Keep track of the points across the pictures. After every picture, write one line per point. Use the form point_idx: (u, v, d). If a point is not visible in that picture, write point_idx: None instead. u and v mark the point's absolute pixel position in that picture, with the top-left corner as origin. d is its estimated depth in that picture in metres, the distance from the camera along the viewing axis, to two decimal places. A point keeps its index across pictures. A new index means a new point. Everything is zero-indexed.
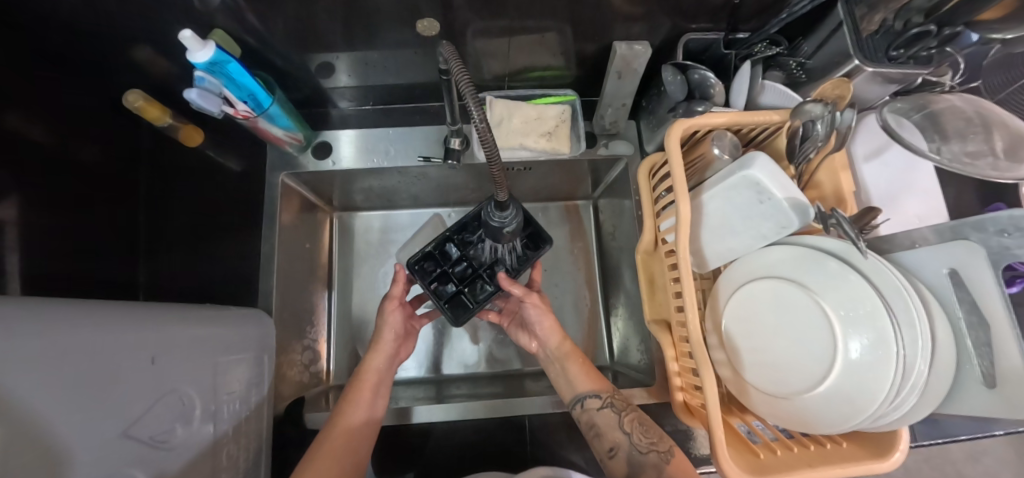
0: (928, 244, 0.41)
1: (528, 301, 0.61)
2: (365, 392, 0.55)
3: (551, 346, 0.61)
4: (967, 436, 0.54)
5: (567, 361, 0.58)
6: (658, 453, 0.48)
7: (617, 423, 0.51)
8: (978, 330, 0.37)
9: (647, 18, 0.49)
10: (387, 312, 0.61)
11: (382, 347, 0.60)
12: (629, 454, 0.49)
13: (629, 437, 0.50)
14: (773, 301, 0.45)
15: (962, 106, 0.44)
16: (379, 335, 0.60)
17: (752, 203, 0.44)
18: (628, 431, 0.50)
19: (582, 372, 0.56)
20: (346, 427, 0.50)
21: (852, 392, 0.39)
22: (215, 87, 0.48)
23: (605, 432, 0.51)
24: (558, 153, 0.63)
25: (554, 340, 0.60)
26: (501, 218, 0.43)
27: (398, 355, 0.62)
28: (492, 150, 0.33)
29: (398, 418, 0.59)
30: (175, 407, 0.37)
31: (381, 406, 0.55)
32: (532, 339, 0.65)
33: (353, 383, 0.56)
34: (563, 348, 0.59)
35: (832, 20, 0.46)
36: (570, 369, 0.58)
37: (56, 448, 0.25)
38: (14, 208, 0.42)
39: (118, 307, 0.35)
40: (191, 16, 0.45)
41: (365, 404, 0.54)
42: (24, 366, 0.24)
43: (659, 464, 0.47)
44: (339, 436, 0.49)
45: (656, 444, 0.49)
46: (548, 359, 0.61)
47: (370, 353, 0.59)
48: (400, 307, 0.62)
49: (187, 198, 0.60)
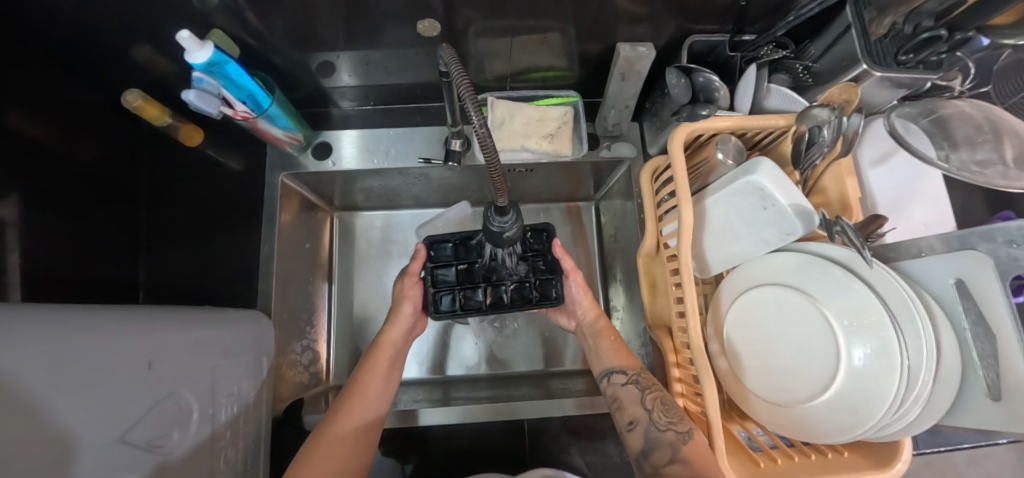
0: (934, 253, 0.40)
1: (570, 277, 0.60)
2: (383, 361, 0.55)
3: (587, 323, 0.61)
4: (970, 445, 0.54)
5: (599, 338, 0.59)
6: (676, 432, 0.45)
7: (640, 399, 0.50)
8: (983, 342, 0.36)
9: (652, 19, 0.48)
10: (407, 287, 0.59)
11: (399, 317, 0.58)
12: (646, 430, 0.47)
13: (650, 414, 0.48)
14: (776, 308, 0.44)
15: (972, 112, 0.43)
16: (397, 306, 0.59)
17: (756, 209, 0.43)
18: (650, 407, 0.48)
19: (614, 347, 0.56)
20: (361, 398, 0.51)
21: (856, 403, 0.39)
22: (213, 87, 0.47)
23: (627, 406, 0.50)
24: (560, 155, 0.62)
25: (590, 316, 0.61)
26: (501, 224, 0.42)
27: (414, 326, 0.61)
28: (492, 155, 0.32)
29: (399, 421, 0.58)
30: (171, 412, 0.37)
31: (397, 372, 0.57)
32: (569, 318, 0.65)
33: (370, 351, 0.56)
34: (597, 325, 0.59)
35: (838, 24, 0.45)
36: (601, 345, 0.58)
37: (50, 460, 0.25)
38: (15, 209, 0.42)
39: (113, 313, 0.35)
40: (189, 16, 0.45)
41: (381, 377, 0.54)
42: (17, 376, 0.24)
43: (674, 443, 0.44)
44: (356, 402, 0.50)
45: (675, 423, 0.46)
46: (583, 335, 0.62)
47: (386, 325, 0.58)
48: (419, 284, 0.59)
49: (184, 196, 0.59)
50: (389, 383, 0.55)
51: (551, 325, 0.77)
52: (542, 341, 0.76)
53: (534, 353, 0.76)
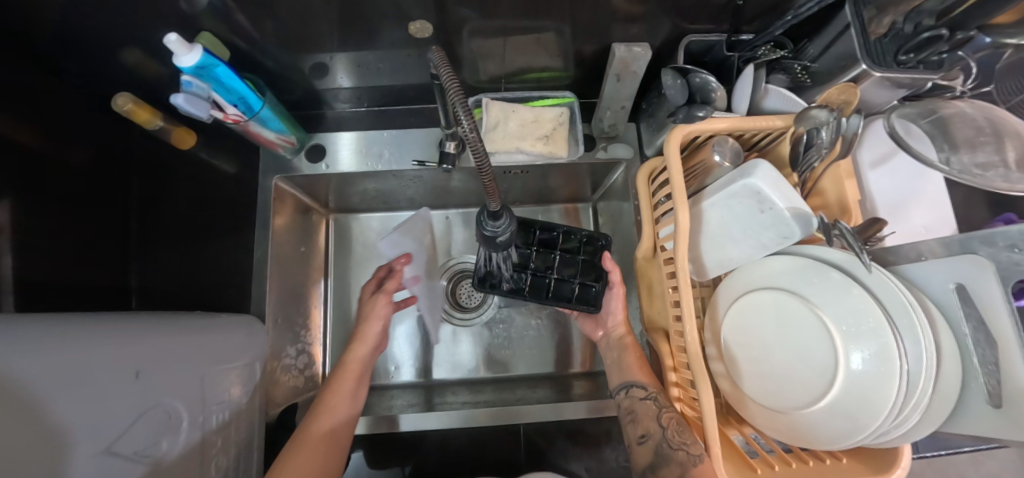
0: (935, 257, 0.39)
1: (614, 288, 0.61)
2: (348, 380, 0.55)
3: (615, 336, 0.61)
4: (972, 448, 0.53)
5: (624, 351, 0.58)
6: (687, 453, 0.43)
7: (656, 414, 0.49)
8: (984, 348, 0.35)
9: (646, 19, 0.47)
10: (377, 306, 0.61)
11: (367, 335, 0.59)
12: (658, 445, 0.47)
13: (664, 431, 0.47)
14: (774, 312, 0.44)
15: (972, 113, 0.42)
16: (366, 325, 0.60)
17: (752, 212, 0.42)
18: (664, 425, 0.47)
19: (638, 363, 0.55)
20: (330, 412, 0.50)
21: (854, 409, 0.38)
22: (203, 91, 0.46)
23: (642, 420, 0.50)
24: (555, 157, 0.61)
25: (618, 331, 0.61)
26: (494, 228, 0.42)
27: (381, 346, 0.62)
28: (482, 158, 0.32)
29: (371, 427, 0.59)
30: (159, 421, 0.36)
31: (363, 388, 0.56)
32: (596, 327, 0.64)
33: (336, 372, 0.56)
34: (625, 339, 0.58)
35: (838, 23, 0.45)
36: (625, 358, 0.58)
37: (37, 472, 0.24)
38: (7, 212, 0.41)
39: (97, 322, 0.34)
40: (177, 19, 0.44)
41: (348, 394, 0.54)
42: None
43: (685, 463, 0.43)
44: (324, 420, 0.49)
45: (688, 444, 0.44)
46: (607, 346, 0.62)
47: (353, 344, 0.59)
48: (390, 303, 0.62)
49: (176, 199, 0.58)
50: (356, 400, 0.54)
51: (548, 327, 0.76)
52: (537, 343, 0.75)
53: (531, 357, 0.75)
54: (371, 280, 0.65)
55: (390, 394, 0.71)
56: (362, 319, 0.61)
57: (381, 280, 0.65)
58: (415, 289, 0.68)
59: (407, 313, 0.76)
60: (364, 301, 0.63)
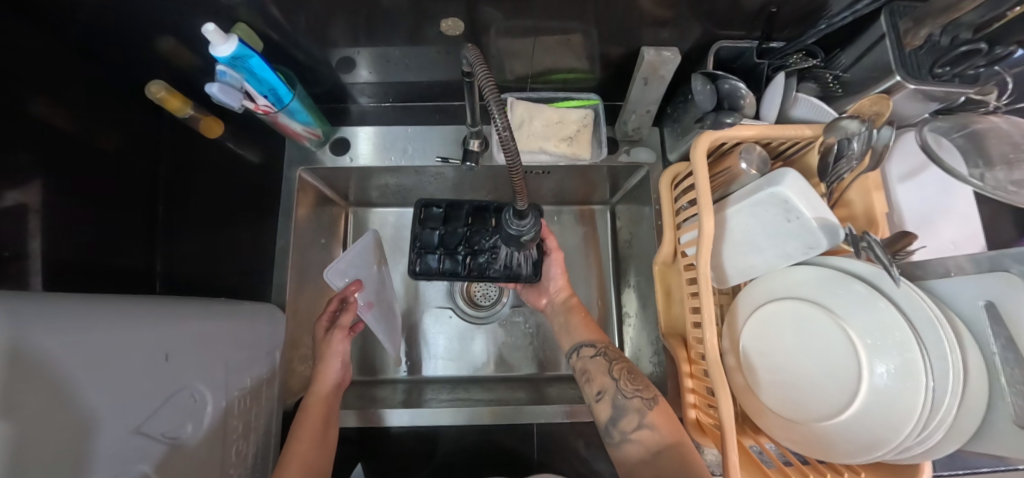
0: (962, 273, 0.40)
1: (551, 255, 0.66)
2: (314, 424, 0.53)
3: (559, 300, 0.67)
4: (992, 471, 0.52)
5: (570, 313, 0.64)
6: (642, 400, 0.50)
7: (606, 369, 0.54)
8: (1013, 367, 0.34)
9: (677, 24, 0.47)
10: (335, 342, 0.60)
11: (326, 373, 0.58)
12: (613, 398, 0.51)
13: (617, 383, 0.52)
14: (794, 323, 0.44)
15: (1010, 129, 0.42)
16: (323, 364, 0.58)
17: (779, 221, 0.42)
18: (616, 377, 0.52)
19: (583, 323, 0.62)
20: (298, 456, 0.49)
21: (875, 424, 0.37)
22: (236, 81, 0.48)
23: (595, 376, 0.54)
24: (578, 159, 0.61)
25: (562, 294, 0.67)
26: (519, 227, 0.43)
27: (344, 382, 0.60)
28: (513, 156, 0.32)
29: (361, 422, 0.59)
30: (184, 403, 0.37)
31: (346, 374, 0.61)
32: (539, 296, 0.69)
33: (298, 415, 0.53)
34: (569, 301, 0.65)
35: (872, 33, 0.45)
36: (571, 321, 0.63)
37: (66, 465, 0.25)
38: (38, 195, 0.40)
39: (134, 302, 0.35)
40: (215, 8, 0.45)
41: (316, 442, 0.51)
42: (32, 375, 0.23)
43: (641, 409, 0.49)
44: (297, 471, 0.48)
45: (641, 392, 0.50)
46: (552, 312, 0.67)
47: (313, 384, 0.57)
48: (347, 338, 0.61)
49: (208, 185, 0.59)
50: (328, 436, 0.53)
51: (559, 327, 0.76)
52: (547, 344, 0.76)
53: (542, 356, 0.75)
54: (324, 312, 0.63)
55: (398, 387, 0.72)
56: (320, 358, 0.59)
57: (336, 313, 0.63)
58: (368, 317, 0.65)
59: (420, 308, 0.77)
60: (320, 340, 0.61)
